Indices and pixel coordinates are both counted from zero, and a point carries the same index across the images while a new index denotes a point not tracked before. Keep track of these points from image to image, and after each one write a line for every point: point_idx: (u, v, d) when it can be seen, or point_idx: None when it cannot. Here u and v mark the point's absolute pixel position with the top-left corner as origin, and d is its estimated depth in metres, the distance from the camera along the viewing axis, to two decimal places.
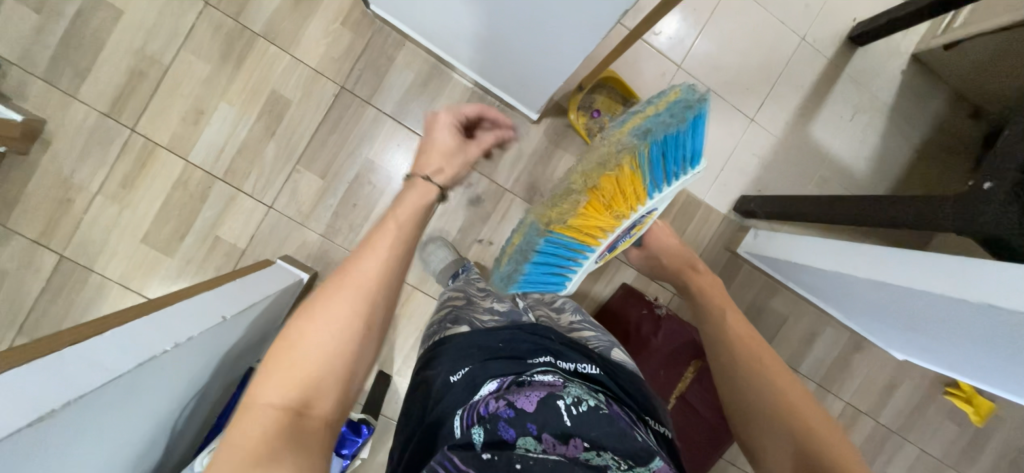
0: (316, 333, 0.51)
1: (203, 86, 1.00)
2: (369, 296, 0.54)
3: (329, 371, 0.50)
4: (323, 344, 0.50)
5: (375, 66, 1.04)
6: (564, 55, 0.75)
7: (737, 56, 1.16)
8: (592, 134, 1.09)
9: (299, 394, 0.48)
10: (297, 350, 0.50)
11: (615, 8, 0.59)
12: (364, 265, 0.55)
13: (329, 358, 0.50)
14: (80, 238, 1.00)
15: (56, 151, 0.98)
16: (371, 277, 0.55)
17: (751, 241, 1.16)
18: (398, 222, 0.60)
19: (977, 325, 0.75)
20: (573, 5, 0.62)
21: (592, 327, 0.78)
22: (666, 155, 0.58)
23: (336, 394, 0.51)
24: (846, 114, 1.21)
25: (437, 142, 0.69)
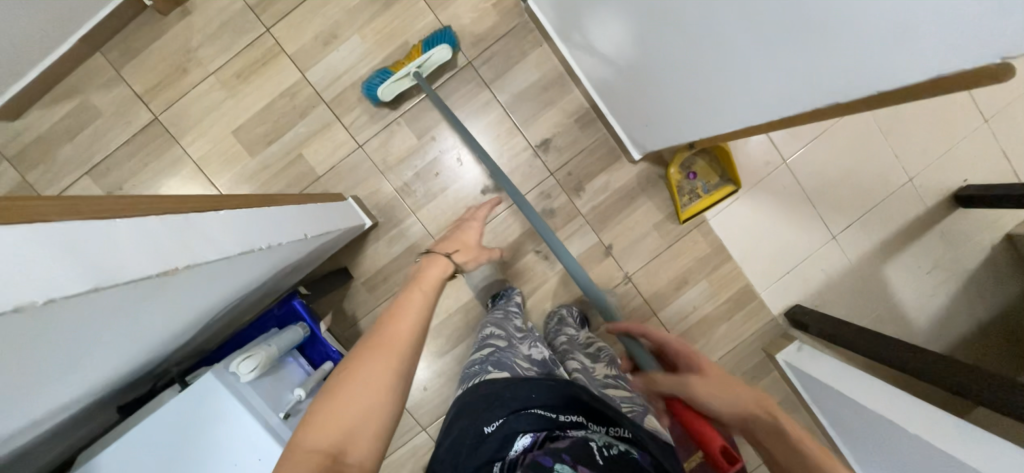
0: (356, 385, 0.48)
1: (346, 14, 1.03)
2: (406, 353, 0.51)
3: (366, 421, 0.47)
4: (363, 398, 0.47)
5: (506, 55, 1.06)
6: (700, 121, 0.75)
7: (842, 173, 1.16)
8: (680, 194, 1.11)
9: (333, 443, 0.45)
10: (340, 399, 0.47)
11: (776, 110, 0.57)
12: (400, 325, 0.53)
13: (371, 410, 0.47)
14: (178, 109, 1.02)
15: (192, 23, 1.01)
16: (414, 335, 0.53)
17: (793, 352, 1.15)
18: (424, 287, 0.60)
19: None
20: (732, 88, 0.61)
21: (628, 385, 0.73)
22: (385, 73, 0.99)
23: (370, 443, 0.47)
24: (924, 266, 1.19)
25: (464, 236, 0.74)
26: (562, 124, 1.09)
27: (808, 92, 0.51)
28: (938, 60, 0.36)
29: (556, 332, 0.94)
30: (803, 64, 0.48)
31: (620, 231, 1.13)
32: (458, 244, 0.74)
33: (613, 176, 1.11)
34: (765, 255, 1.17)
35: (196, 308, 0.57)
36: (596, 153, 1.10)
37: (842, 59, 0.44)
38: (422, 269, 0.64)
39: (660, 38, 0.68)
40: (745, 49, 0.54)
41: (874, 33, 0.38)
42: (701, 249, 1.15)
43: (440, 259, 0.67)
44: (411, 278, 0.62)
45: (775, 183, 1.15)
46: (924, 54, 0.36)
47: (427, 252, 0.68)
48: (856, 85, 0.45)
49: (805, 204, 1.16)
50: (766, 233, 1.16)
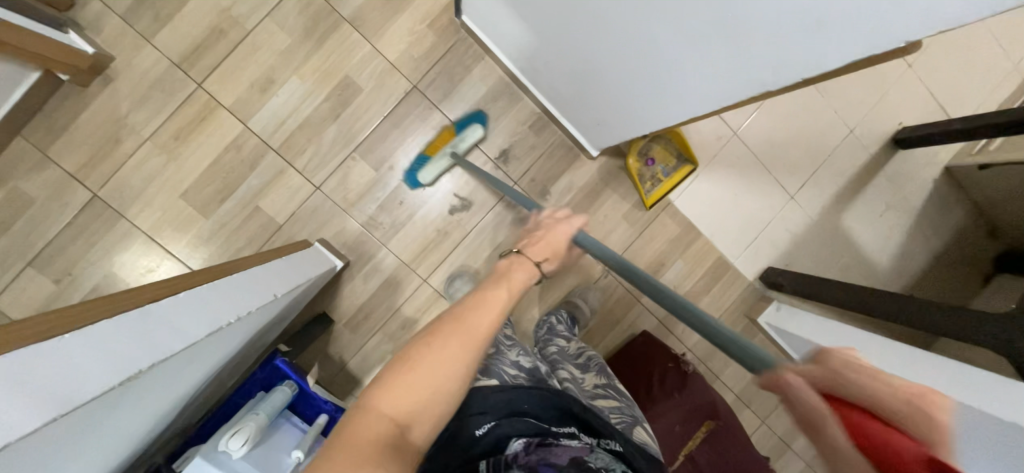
0: (434, 366, 0.46)
1: (279, 57, 1.00)
2: (490, 347, 0.50)
3: (433, 403, 0.46)
4: (437, 380, 0.46)
5: (450, 73, 1.06)
6: (645, 118, 0.78)
7: (790, 135, 1.21)
8: (643, 181, 1.14)
9: (403, 418, 0.44)
10: (413, 375, 0.46)
11: (714, 104, 0.62)
12: (488, 319, 0.50)
13: (440, 393, 0.46)
14: (118, 181, 0.97)
15: (116, 90, 0.96)
16: (496, 331, 0.51)
17: (773, 313, 1.20)
18: (512, 287, 0.54)
19: None
20: (672, 87, 0.65)
21: (617, 393, 0.76)
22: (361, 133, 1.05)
23: (433, 424, 0.46)
24: (877, 210, 1.26)
25: (555, 237, 0.63)
26: (517, 132, 1.09)
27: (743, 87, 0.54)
28: (864, 44, 0.40)
29: (545, 338, 0.94)
30: (735, 62, 0.52)
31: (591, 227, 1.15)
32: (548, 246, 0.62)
33: (575, 175, 1.12)
34: (732, 225, 1.21)
35: (171, 396, 0.55)
36: (555, 155, 1.11)
37: (772, 56, 0.47)
38: (510, 265, 0.58)
39: (593, 48, 0.70)
40: (680, 53, 0.57)
41: (808, 27, 0.42)
42: (672, 230, 1.18)
43: (525, 261, 0.59)
44: (495, 274, 0.56)
45: (729, 155, 1.19)
46: (852, 42, 0.41)
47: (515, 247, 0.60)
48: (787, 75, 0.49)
49: (760, 171, 1.21)
50: (730, 204, 1.20)
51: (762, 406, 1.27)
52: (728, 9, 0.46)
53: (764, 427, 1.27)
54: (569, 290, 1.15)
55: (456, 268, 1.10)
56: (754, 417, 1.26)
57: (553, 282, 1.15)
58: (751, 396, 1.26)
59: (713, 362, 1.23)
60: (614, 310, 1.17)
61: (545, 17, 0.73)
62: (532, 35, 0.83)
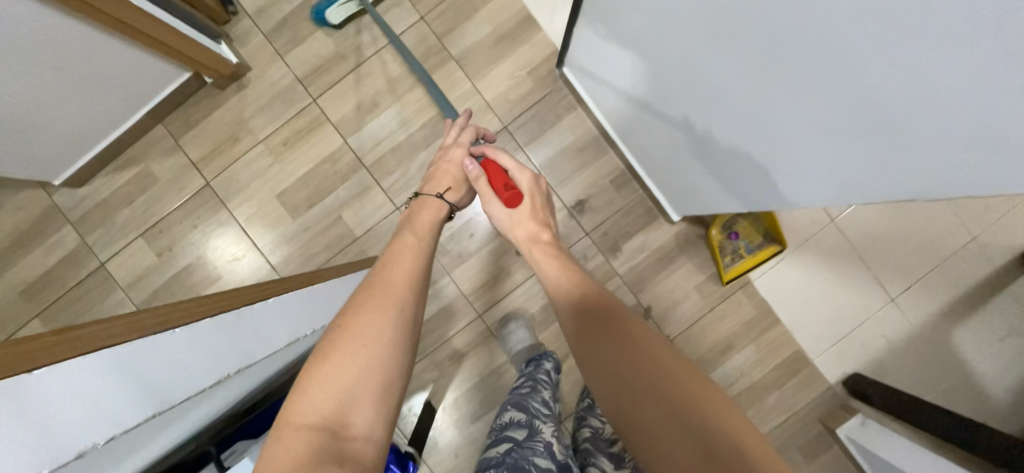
0: (350, 345, 0.47)
1: (388, 85, 1.08)
2: (403, 305, 0.53)
3: (365, 378, 0.46)
4: (359, 355, 0.47)
5: (541, 119, 1.08)
6: (740, 191, 0.71)
7: (897, 232, 1.10)
8: (721, 254, 1.07)
9: (333, 409, 0.43)
10: (334, 359, 0.46)
11: (837, 192, 0.51)
12: (394, 272, 0.56)
13: (369, 366, 0.47)
14: (228, 175, 1.07)
15: (246, 96, 1.08)
16: (406, 284, 0.55)
17: (855, 427, 1.05)
18: (415, 228, 0.66)
19: None
20: (782, 162, 0.56)
21: None
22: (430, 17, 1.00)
23: (370, 403, 0.46)
24: (999, 332, 1.09)
25: (450, 166, 0.75)
26: (597, 185, 1.08)
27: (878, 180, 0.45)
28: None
29: (584, 415, 0.88)
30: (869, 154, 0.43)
31: (659, 293, 1.09)
32: (450, 177, 0.74)
33: (650, 236, 1.08)
34: (817, 319, 1.10)
35: (236, 391, 0.59)
36: (632, 213, 1.08)
37: (920, 157, 0.38)
38: (416, 213, 0.70)
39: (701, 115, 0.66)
40: (799, 131, 0.50)
41: (963, 136, 0.34)
42: (747, 312, 1.09)
43: (431, 203, 0.71)
44: (406, 224, 0.68)
45: (823, 243, 1.09)
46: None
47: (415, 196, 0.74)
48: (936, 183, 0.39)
49: (857, 264, 1.10)
50: (816, 295, 1.10)
51: None
52: (870, 91, 0.39)
53: None
54: None
55: (514, 310, 1.09)
56: None
57: None
58: None
59: None
60: None
61: (650, 70, 0.70)
62: (636, 86, 0.79)
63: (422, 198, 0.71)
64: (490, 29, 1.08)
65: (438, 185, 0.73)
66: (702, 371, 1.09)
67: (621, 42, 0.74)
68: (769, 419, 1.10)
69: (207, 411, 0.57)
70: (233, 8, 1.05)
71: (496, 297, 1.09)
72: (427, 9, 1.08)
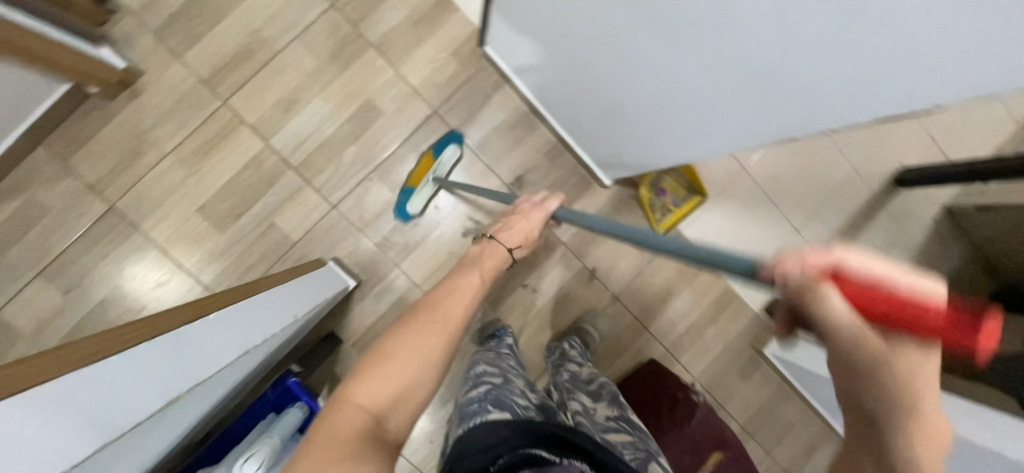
0: (405, 358, 0.48)
1: (304, 78, 1.02)
2: (455, 332, 0.54)
3: (409, 390, 0.47)
4: (409, 368, 0.48)
5: (470, 100, 1.09)
6: (658, 147, 0.78)
7: (796, 171, 1.24)
8: (653, 211, 1.15)
9: (382, 402, 0.45)
10: (390, 364, 0.48)
11: (750, 138, 0.57)
12: (451, 308, 0.56)
13: (416, 379, 0.48)
14: (136, 194, 0.98)
15: (141, 104, 0.97)
16: (460, 317, 0.55)
17: (778, 345, 1.21)
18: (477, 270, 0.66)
19: None
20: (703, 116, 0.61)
21: (629, 429, 0.75)
22: None
23: (410, 412, 0.47)
24: (880, 246, 1.29)
25: (526, 225, 0.88)
26: (532, 160, 1.12)
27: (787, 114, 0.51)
28: (936, 90, 0.36)
29: (558, 367, 0.97)
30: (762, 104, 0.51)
31: (601, 254, 1.17)
32: (522, 237, 0.84)
33: (587, 203, 1.15)
34: None
35: (190, 417, 0.57)
36: (568, 183, 1.14)
37: (822, 96, 0.44)
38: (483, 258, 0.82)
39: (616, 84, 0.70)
40: (705, 88, 0.56)
41: (858, 72, 0.39)
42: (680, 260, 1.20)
43: (496, 252, 0.83)
44: (461, 264, 0.66)
45: (737, 189, 1.22)
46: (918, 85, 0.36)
47: (487, 237, 0.89)
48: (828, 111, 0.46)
49: (767, 204, 1.24)
50: (736, 237, 1.23)
51: (767, 437, 1.26)
52: (764, 52, 0.44)
53: (768, 459, 1.27)
54: (579, 316, 1.16)
55: None
56: (759, 450, 1.26)
57: (562, 308, 1.16)
58: (756, 428, 1.26)
59: (719, 393, 1.23)
60: (622, 338, 1.18)
61: (563, 43, 0.73)
62: (554, 62, 0.83)
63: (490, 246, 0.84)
64: (406, 12, 1.05)
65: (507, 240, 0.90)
66: (648, 320, 1.19)
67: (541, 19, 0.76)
68: (708, 352, 1.23)
69: (161, 444, 0.55)
70: (109, 6, 0.94)
71: None
72: None
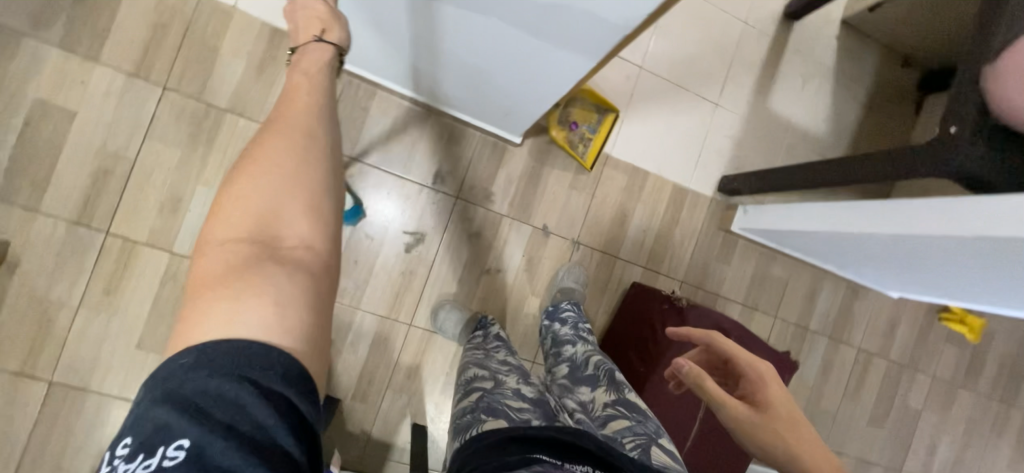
0: (253, 176, 0.44)
1: (176, 173, 0.96)
2: (302, 138, 0.46)
3: (281, 201, 0.43)
4: (263, 183, 0.43)
5: (352, 120, 1.04)
6: (556, 60, 0.66)
7: (691, 49, 1.23)
8: (574, 146, 1.14)
9: (253, 226, 0.42)
10: (242, 187, 0.44)
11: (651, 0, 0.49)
12: (286, 117, 0.48)
13: (278, 189, 0.43)
14: (68, 359, 0.93)
15: (25, 272, 0.91)
16: (302, 119, 0.48)
17: (743, 218, 1.21)
18: (304, 74, 0.54)
19: (978, 267, 0.82)
20: (559, 48, 0.63)
21: (630, 413, 0.72)
22: None
23: (299, 219, 0.44)
24: (798, 84, 1.29)
25: (310, 10, 0.59)
26: (440, 149, 1.08)
27: (617, 24, 0.54)
28: None
29: (553, 353, 0.92)
30: None
31: (546, 208, 1.15)
32: (316, 22, 0.58)
33: (511, 167, 1.12)
34: (674, 153, 1.22)
35: None
36: (483, 156, 1.11)
37: None
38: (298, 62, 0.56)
39: None
40: None
41: None
42: (621, 180, 1.19)
43: (314, 49, 0.57)
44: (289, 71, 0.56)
45: (645, 90, 1.20)
46: None
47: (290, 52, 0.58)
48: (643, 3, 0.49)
49: (678, 92, 1.22)
50: (663, 135, 1.22)
51: (768, 302, 1.30)
52: None
53: (778, 320, 1.31)
54: (551, 275, 1.15)
55: (439, 298, 1.10)
56: (765, 316, 1.30)
57: (533, 274, 1.15)
58: (755, 298, 1.29)
59: (709, 283, 1.26)
60: (600, 275, 1.19)
61: None
62: (405, 35, 0.75)
63: (306, 46, 0.56)
64: (244, 61, 0.98)
65: (310, 31, 0.58)
66: (616, 248, 1.20)
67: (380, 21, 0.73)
68: (684, 252, 1.24)
69: None
70: None
71: (414, 299, 1.09)
72: (163, 75, 0.95)
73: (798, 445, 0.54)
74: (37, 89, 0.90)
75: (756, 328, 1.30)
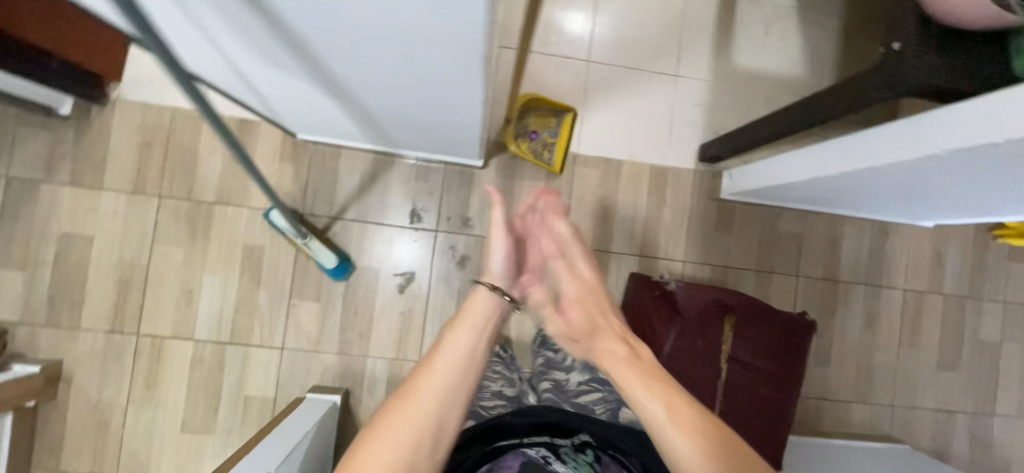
0: (424, 395, 0.69)
1: (184, 268, 1.06)
2: (454, 384, 0.71)
3: (426, 425, 0.68)
4: (430, 401, 0.69)
5: (325, 183, 1.11)
6: (450, 86, 0.62)
7: (636, 29, 1.21)
8: (538, 154, 1.14)
9: (417, 431, 0.67)
10: (409, 398, 0.69)
11: (477, 22, 0.43)
12: (439, 358, 0.73)
13: (426, 416, 0.68)
14: (128, 453, 1.04)
15: (79, 383, 1.03)
16: (447, 381, 0.71)
17: (730, 184, 1.16)
18: (466, 328, 0.76)
19: (989, 178, 0.71)
20: (441, 77, 0.59)
21: (613, 392, 0.76)
22: None
23: (448, 430, 0.70)
24: (759, 32, 1.23)
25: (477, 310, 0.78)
26: (411, 189, 1.13)
27: (473, 33, 0.45)
28: None
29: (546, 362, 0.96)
30: None
31: None
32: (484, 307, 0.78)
33: (482, 189, 1.14)
34: (644, 135, 1.20)
35: None
36: (453, 186, 1.14)
37: None
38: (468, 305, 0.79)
39: (321, 36, 0.50)
40: None
41: None
42: (595, 175, 1.18)
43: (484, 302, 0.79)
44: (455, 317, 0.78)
45: (598, 81, 1.19)
46: None
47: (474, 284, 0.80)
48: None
49: (633, 74, 1.21)
50: (628, 120, 1.20)
51: (785, 262, 1.23)
52: None
53: (801, 278, 1.23)
54: None
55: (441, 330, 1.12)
56: (786, 277, 1.22)
57: None
58: (770, 261, 1.22)
59: (714, 256, 1.20)
60: None
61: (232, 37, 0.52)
62: (319, 99, 0.77)
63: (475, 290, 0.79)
64: (221, 156, 1.08)
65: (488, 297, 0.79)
66: (606, 243, 1.18)
67: (241, 70, 0.65)
68: (679, 230, 1.19)
69: None
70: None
71: (418, 336, 1.12)
72: (156, 186, 1.06)
73: (676, 448, 0.66)
74: (60, 224, 1.04)
75: (778, 291, 1.22)
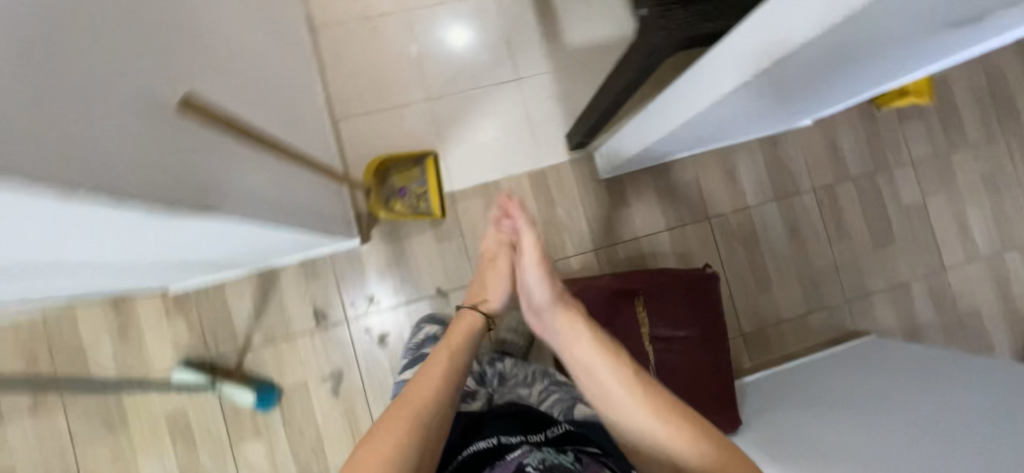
0: (408, 407, 0.65)
1: (115, 460, 1.04)
2: (429, 404, 0.66)
3: (411, 432, 0.62)
4: (404, 420, 0.63)
5: (220, 322, 1.08)
6: (215, 237, 0.59)
7: (463, 51, 1.19)
8: (415, 209, 1.12)
9: (394, 450, 0.60)
10: (392, 419, 0.64)
11: (138, 218, 0.39)
12: (427, 381, 0.69)
13: (409, 432, 0.62)
14: None
15: None
16: (433, 393, 0.68)
17: (604, 164, 1.16)
18: (449, 345, 0.75)
19: (806, 83, 0.69)
20: (196, 238, 0.56)
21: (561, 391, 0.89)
22: None
23: (420, 446, 0.62)
24: (581, 6, 1.22)
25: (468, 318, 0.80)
26: (306, 293, 1.10)
27: (148, 222, 0.42)
28: None
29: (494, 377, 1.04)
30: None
31: (430, 276, 1.14)
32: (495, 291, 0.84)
33: (375, 264, 1.13)
34: (509, 148, 1.19)
35: None
36: (346, 272, 1.12)
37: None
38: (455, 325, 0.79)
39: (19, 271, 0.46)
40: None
41: None
42: (479, 205, 1.16)
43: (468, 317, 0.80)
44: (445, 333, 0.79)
45: (446, 116, 1.18)
46: None
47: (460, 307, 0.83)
48: (66, 182, 0.30)
49: (477, 95, 1.19)
50: (489, 140, 1.19)
51: (692, 211, 1.22)
52: None
53: (713, 220, 1.23)
54: None
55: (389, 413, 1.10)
56: (698, 224, 1.22)
57: None
58: (677, 216, 1.22)
59: (623, 234, 1.20)
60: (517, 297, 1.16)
61: None
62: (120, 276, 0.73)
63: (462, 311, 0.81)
64: (107, 339, 1.05)
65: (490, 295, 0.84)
66: None
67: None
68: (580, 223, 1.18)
69: None
70: None
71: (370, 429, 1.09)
72: (55, 393, 1.03)
73: (639, 415, 0.65)
74: None
75: (696, 240, 1.22)
